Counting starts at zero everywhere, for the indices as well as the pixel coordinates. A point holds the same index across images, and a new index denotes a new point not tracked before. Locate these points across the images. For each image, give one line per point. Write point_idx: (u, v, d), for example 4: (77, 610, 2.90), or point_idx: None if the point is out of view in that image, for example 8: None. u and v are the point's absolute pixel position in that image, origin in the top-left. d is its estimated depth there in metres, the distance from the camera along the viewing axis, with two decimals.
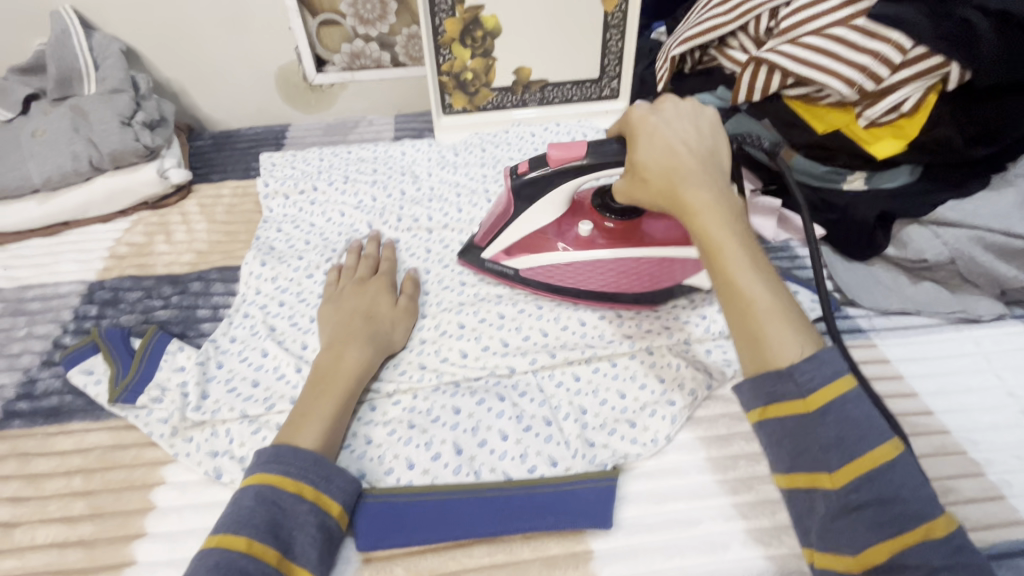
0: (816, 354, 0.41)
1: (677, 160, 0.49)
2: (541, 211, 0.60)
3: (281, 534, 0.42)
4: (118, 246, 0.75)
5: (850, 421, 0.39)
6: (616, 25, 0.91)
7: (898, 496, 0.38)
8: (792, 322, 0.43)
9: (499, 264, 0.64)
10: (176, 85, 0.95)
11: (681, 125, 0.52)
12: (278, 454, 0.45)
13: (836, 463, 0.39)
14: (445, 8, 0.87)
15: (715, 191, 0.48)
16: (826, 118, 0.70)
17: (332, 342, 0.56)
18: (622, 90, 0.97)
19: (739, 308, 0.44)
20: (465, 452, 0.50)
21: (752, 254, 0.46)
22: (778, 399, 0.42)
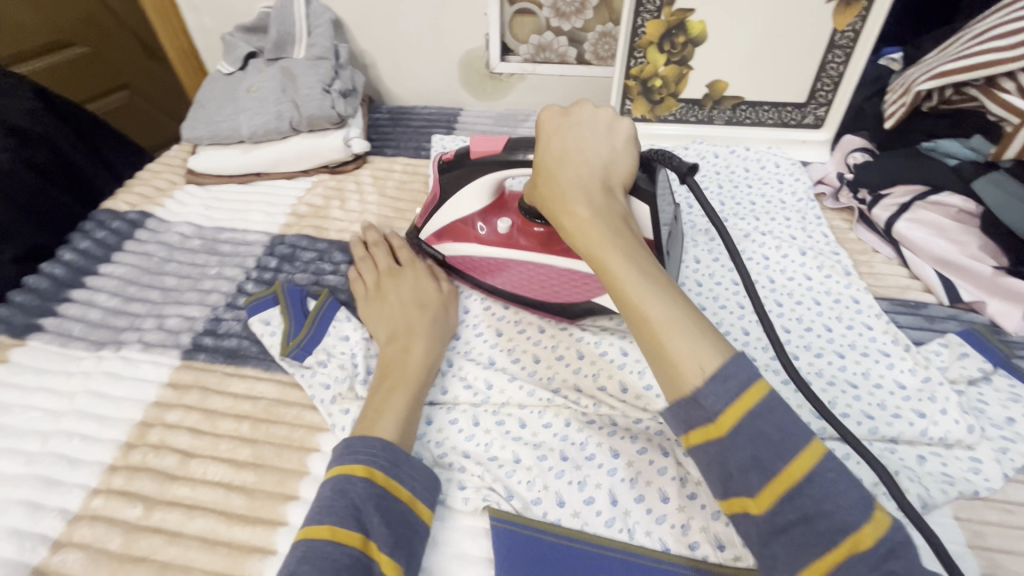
0: (718, 369, 0.35)
1: (567, 171, 0.48)
2: (466, 200, 0.60)
3: (363, 521, 0.41)
4: (300, 205, 0.80)
5: (761, 437, 0.33)
6: (842, 46, 0.79)
7: (821, 512, 0.32)
8: (688, 329, 0.37)
9: (432, 248, 0.65)
10: (369, 58, 1.00)
11: (575, 132, 0.51)
12: (377, 451, 0.44)
13: (757, 485, 0.33)
14: (651, 9, 0.81)
15: (597, 202, 0.46)
16: None
17: (393, 334, 0.56)
18: (828, 120, 0.85)
19: (633, 321, 0.39)
20: (620, 504, 0.46)
21: (644, 263, 0.41)
22: (693, 424, 0.35)
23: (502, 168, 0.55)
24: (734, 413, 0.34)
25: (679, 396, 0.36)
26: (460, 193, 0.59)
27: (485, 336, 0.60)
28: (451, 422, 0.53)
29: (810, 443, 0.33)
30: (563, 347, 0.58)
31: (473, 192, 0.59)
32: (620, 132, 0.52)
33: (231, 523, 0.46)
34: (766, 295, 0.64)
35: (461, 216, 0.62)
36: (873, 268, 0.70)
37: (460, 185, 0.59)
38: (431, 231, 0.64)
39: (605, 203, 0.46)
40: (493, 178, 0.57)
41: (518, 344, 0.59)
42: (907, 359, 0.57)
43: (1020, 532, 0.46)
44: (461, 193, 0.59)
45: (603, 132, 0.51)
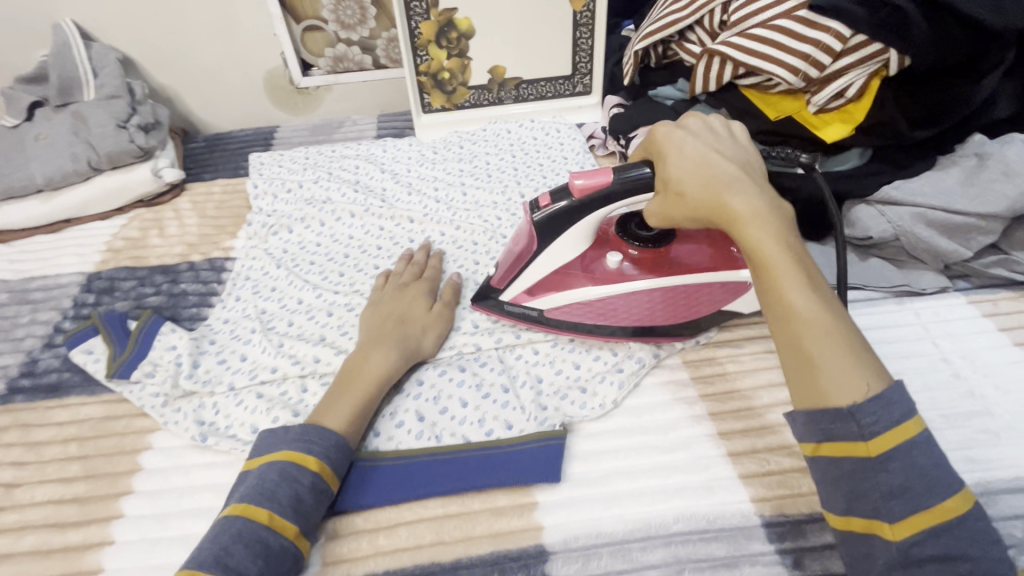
0: (883, 391, 0.40)
1: (715, 175, 0.49)
2: (568, 244, 0.56)
3: (300, 511, 0.45)
4: (115, 241, 0.81)
5: (917, 470, 0.38)
6: (584, 24, 0.95)
7: (965, 553, 0.36)
8: (852, 353, 0.41)
9: (521, 306, 0.59)
10: (171, 91, 1.01)
11: (720, 143, 0.53)
12: (330, 450, 0.48)
13: (900, 513, 0.38)
14: (421, 12, 0.92)
15: (753, 208, 0.48)
16: (779, 105, 0.74)
17: (366, 340, 0.57)
18: (593, 86, 1.01)
19: (796, 329, 0.43)
20: (427, 419, 0.54)
21: (810, 272, 0.46)
22: (836, 438, 0.41)
23: (614, 200, 0.52)
24: (887, 441, 0.39)
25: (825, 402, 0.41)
26: (563, 239, 0.55)
27: (315, 317, 0.66)
28: (282, 393, 0.58)
29: (966, 491, 0.38)
30: None
31: (572, 236, 0.55)
32: (748, 142, 0.54)
33: (64, 530, 0.49)
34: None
35: (563, 262, 0.57)
36: None
37: (564, 229, 0.54)
38: (519, 287, 0.59)
39: (771, 204, 0.49)
40: (596, 216, 0.54)
41: (345, 317, 0.66)
42: None
43: None
44: (563, 238, 0.55)
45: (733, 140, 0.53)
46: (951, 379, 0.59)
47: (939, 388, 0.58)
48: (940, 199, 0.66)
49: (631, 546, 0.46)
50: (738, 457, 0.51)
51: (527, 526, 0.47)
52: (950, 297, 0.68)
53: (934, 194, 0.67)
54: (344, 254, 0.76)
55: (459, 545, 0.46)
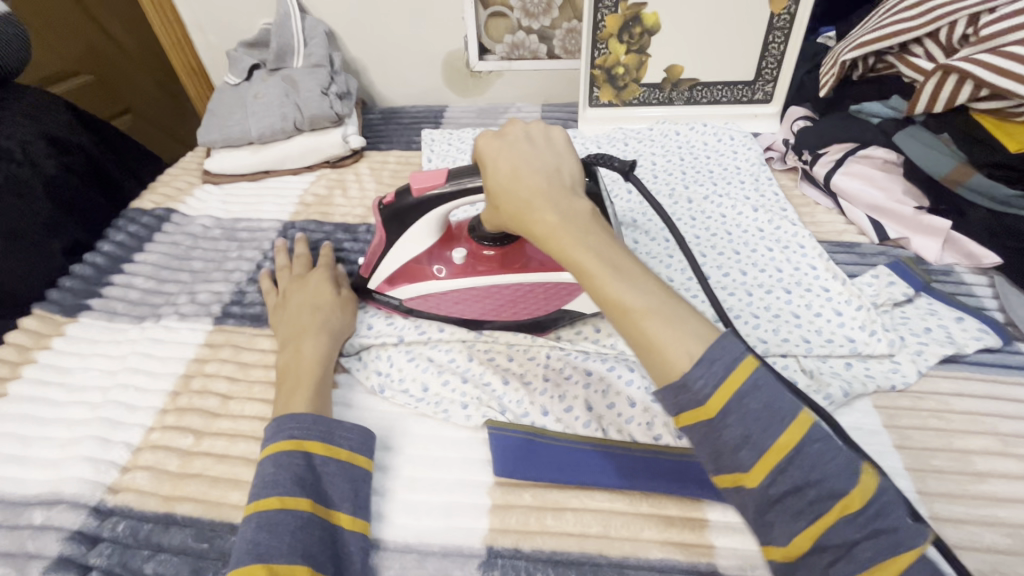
0: (704, 354, 0.38)
1: (522, 180, 0.47)
2: (414, 239, 0.61)
3: (305, 487, 0.46)
4: (306, 195, 0.89)
5: (751, 414, 0.37)
6: (780, 28, 0.89)
7: (811, 480, 0.36)
8: (672, 322, 0.39)
9: (385, 295, 0.64)
10: (361, 64, 1.10)
11: (519, 147, 0.50)
12: (310, 425, 0.50)
13: (749, 461, 0.37)
14: (609, 5, 0.91)
15: (563, 205, 0.46)
16: (1019, 137, 0.64)
17: (288, 341, 0.59)
18: (776, 95, 0.95)
19: (619, 321, 0.41)
20: (594, 410, 0.55)
21: (620, 259, 0.43)
22: (684, 409, 0.39)
23: (446, 201, 0.56)
24: (719, 398, 0.37)
25: (671, 384, 0.39)
26: (406, 235, 0.60)
27: None
28: (449, 360, 0.61)
29: (797, 417, 0.37)
30: None
31: (417, 231, 0.60)
32: (561, 136, 0.53)
33: None
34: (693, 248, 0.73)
35: (413, 257, 0.62)
36: (814, 218, 0.79)
37: (405, 227, 0.59)
38: (381, 277, 0.64)
39: (572, 201, 0.46)
40: (437, 212, 0.58)
41: None
42: (844, 292, 0.65)
43: (928, 412, 0.55)
44: (408, 234, 0.60)
45: (546, 142, 0.51)
46: None
47: None
48: None
49: None
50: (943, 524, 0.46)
51: (698, 541, 0.46)
52: None
53: None
54: None
55: (626, 543, 0.46)
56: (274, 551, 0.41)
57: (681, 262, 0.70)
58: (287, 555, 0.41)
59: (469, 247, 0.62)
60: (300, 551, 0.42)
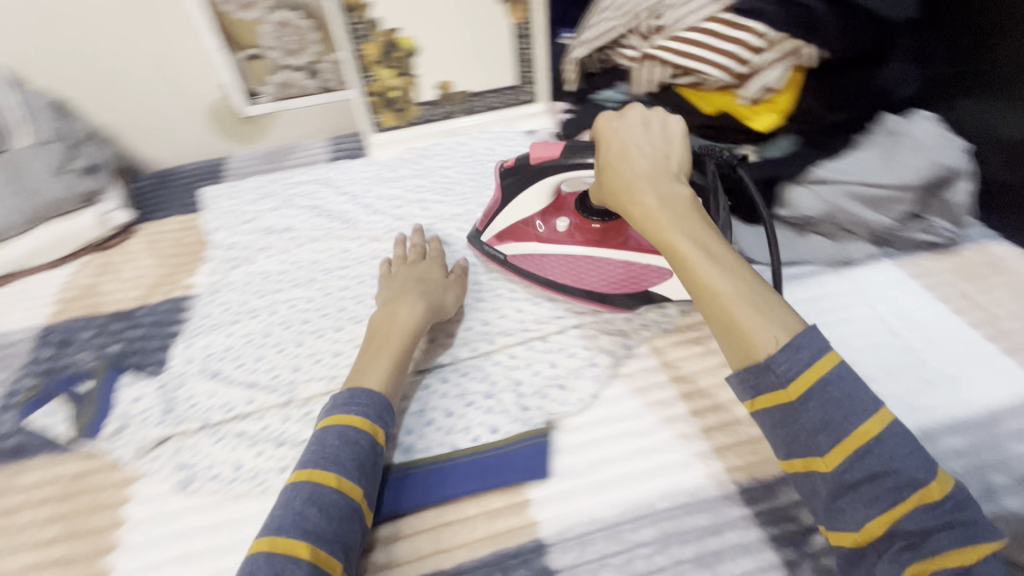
0: (791, 341, 0.41)
1: (630, 163, 0.53)
2: (528, 201, 0.64)
3: (364, 473, 0.47)
4: (66, 290, 0.78)
5: (832, 401, 0.39)
6: (525, 35, 0.99)
7: (890, 469, 0.37)
8: (760, 308, 0.43)
9: (492, 248, 0.70)
10: (110, 130, 0.98)
11: (637, 129, 0.55)
12: (382, 411, 0.51)
13: (827, 444, 0.39)
14: (364, 33, 0.93)
15: (662, 190, 0.51)
16: (712, 101, 0.80)
17: (388, 302, 0.61)
18: (540, 93, 1.05)
19: (706, 301, 0.45)
20: (414, 432, 0.55)
21: (712, 245, 0.47)
22: (762, 391, 0.42)
23: (560, 172, 0.59)
24: (805, 382, 0.40)
25: (756, 363, 0.42)
26: (519, 197, 0.64)
27: (285, 349, 0.66)
28: (262, 427, 0.58)
29: (880, 410, 0.39)
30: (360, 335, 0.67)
31: (529, 194, 0.63)
32: (677, 127, 0.56)
33: None
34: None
35: (522, 217, 0.67)
36: None
37: (517, 188, 0.63)
38: (492, 232, 0.69)
39: (673, 190, 0.51)
40: (550, 181, 0.61)
41: (318, 346, 0.66)
42: None
43: None
44: (522, 195, 0.64)
45: (671, 133, 0.55)
46: (889, 338, 0.65)
47: (879, 347, 0.64)
48: (863, 176, 0.72)
49: (622, 528, 0.48)
50: (713, 432, 0.54)
51: (523, 522, 0.49)
52: (880, 264, 0.74)
53: (858, 170, 0.72)
54: (309, 277, 0.76)
55: (459, 551, 0.48)
56: (323, 531, 0.42)
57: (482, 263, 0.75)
58: (331, 541, 0.42)
59: (573, 218, 0.65)
60: (342, 540, 0.43)
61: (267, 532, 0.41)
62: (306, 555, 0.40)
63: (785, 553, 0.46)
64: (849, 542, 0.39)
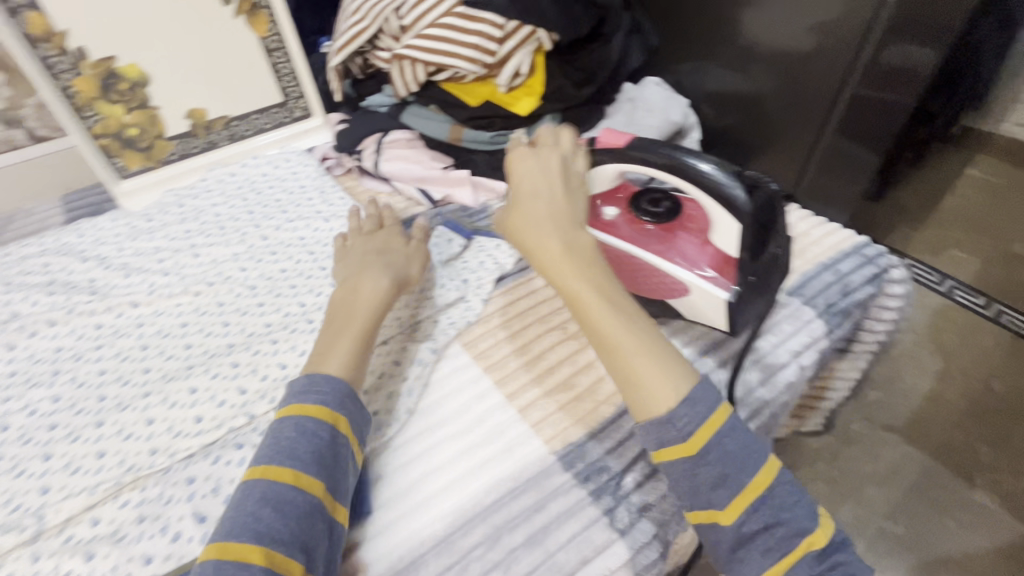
0: (689, 394, 0.43)
1: (540, 205, 0.54)
2: (590, 181, 0.65)
3: (326, 466, 0.44)
4: None
5: (731, 453, 0.42)
6: (277, 48, 0.91)
7: (780, 519, 0.41)
8: (660, 363, 0.45)
9: None
10: None
11: (546, 166, 0.57)
12: (344, 398, 0.48)
13: (726, 498, 0.41)
14: (67, 68, 0.78)
15: (567, 236, 0.52)
16: (474, 92, 0.81)
17: (345, 281, 0.59)
18: (312, 106, 0.98)
19: (606, 350, 0.46)
20: (209, 517, 0.48)
21: (612, 295, 0.49)
22: (666, 444, 0.43)
23: (613, 158, 0.61)
24: (704, 435, 0.42)
25: (650, 418, 0.44)
26: None
27: (26, 468, 0.53)
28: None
29: (770, 461, 0.43)
30: (128, 424, 0.56)
31: (593, 175, 0.64)
32: (579, 171, 0.60)
33: None
34: (282, 283, 0.71)
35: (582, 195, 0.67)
36: (381, 205, 0.85)
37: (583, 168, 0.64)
38: None
39: (576, 236, 0.52)
40: (612, 167, 0.62)
41: (72, 452, 0.54)
42: None
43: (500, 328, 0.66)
44: (584, 175, 0.64)
45: (570, 176, 0.58)
46: None
47: None
48: None
49: (453, 537, 0.47)
50: (526, 410, 0.56)
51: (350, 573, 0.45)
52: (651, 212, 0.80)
53: None
54: (52, 371, 0.62)
55: None
56: (278, 532, 0.39)
57: (273, 304, 0.69)
58: (287, 542, 0.39)
59: (624, 211, 0.65)
60: (301, 540, 0.39)
61: (217, 539, 0.39)
62: (257, 557, 0.37)
63: (602, 505, 0.48)
64: (671, 456, 0.43)
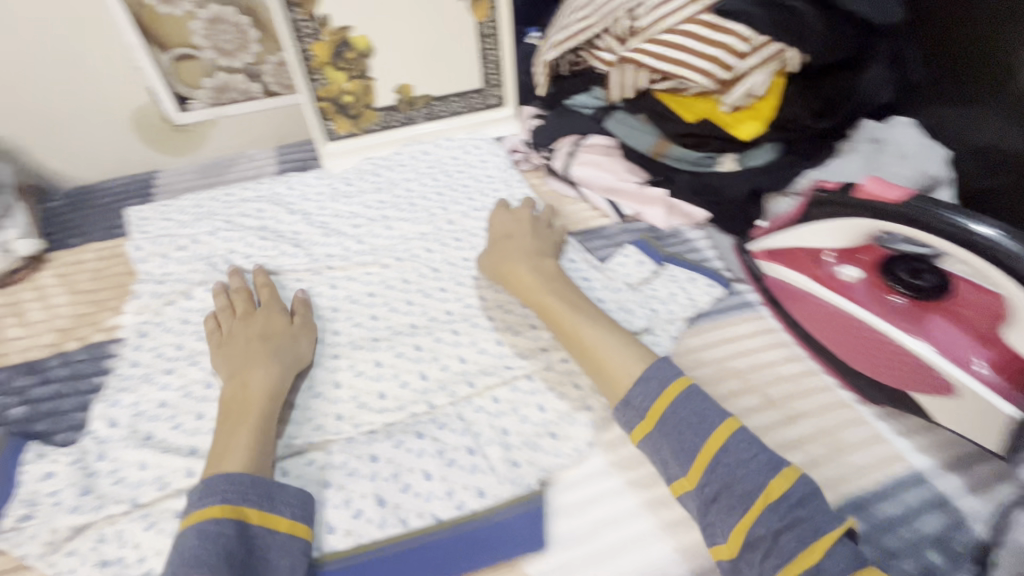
0: (641, 371, 0.50)
1: (514, 243, 0.67)
2: (833, 233, 0.57)
3: (239, 565, 0.40)
4: None
5: (685, 424, 0.46)
6: (490, 35, 0.91)
7: (737, 476, 0.43)
8: (615, 347, 0.53)
9: (755, 260, 0.66)
10: (10, 144, 0.85)
11: (511, 219, 0.71)
12: (246, 488, 0.44)
13: (686, 460, 0.45)
14: (311, 32, 0.83)
15: (535, 264, 0.64)
16: (693, 107, 0.75)
17: (234, 372, 0.55)
18: (507, 96, 0.98)
19: (576, 346, 0.55)
20: (388, 502, 0.48)
21: (575, 301, 0.59)
22: (633, 425, 0.48)
23: (878, 218, 0.52)
24: (657, 411, 0.47)
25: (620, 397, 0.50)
26: (821, 226, 0.58)
27: None
28: None
29: (725, 422, 0.45)
30: (319, 383, 0.58)
31: (840, 227, 0.56)
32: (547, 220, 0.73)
33: None
34: (464, 272, 0.71)
35: (816, 246, 0.59)
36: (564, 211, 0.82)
37: (829, 218, 0.57)
38: (765, 246, 0.64)
39: (543, 264, 0.64)
40: (870, 225, 0.54)
41: None
42: (601, 278, 0.68)
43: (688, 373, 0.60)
44: (827, 225, 0.57)
45: (540, 223, 0.71)
46: None
47: None
48: None
49: None
50: None
51: None
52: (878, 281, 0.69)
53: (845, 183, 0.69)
54: None
55: None
56: None
57: (454, 292, 0.68)
58: None
59: (869, 275, 0.57)
60: None
61: None
62: None
63: None
64: (643, 430, 0.47)
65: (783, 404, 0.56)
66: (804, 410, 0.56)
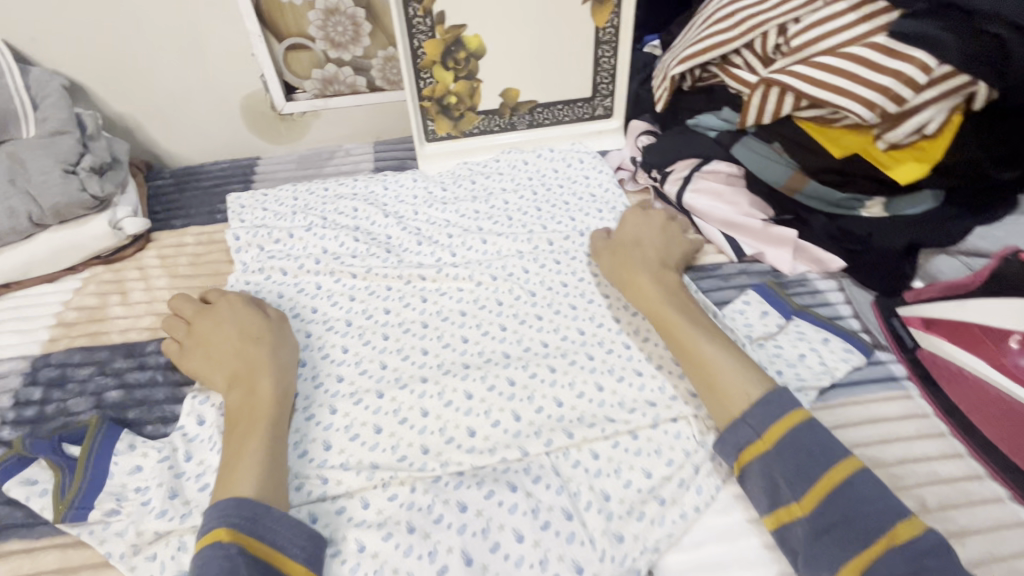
0: (764, 398, 0.47)
1: (635, 246, 0.64)
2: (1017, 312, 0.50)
3: None
4: (66, 311, 0.68)
5: (801, 449, 0.44)
6: (607, 41, 0.85)
7: (859, 511, 0.41)
8: (734, 370, 0.50)
9: (907, 329, 0.60)
10: (129, 120, 0.88)
11: (637, 220, 0.68)
12: (229, 508, 0.42)
13: (801, 489, 0.43)
14: (424, 29, 0.80)
15: (655, 270, 0.60)
16: (842, 140, 0.65)
17: (232, 382, 0.53)
18: (616, 108, 0.90)
19: (688, 359, 0.52)
20: (476, 561, 0.45)
21: (694, 314, 0.55)
22: (743, 448, 0.46)
23: None
24: (775, 434, 0.45)
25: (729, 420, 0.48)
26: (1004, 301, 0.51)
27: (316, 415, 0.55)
28: None
29: (845, 459, 0.43)
30: (406, 408, 0.55)
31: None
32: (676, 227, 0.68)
33: None
34: (562, 299, 0.65)
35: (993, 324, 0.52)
36: None
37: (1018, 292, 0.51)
38: (923, 314, 0.58)
39: (664, 271, 0.61)
40: None
41: (354, 416, 0.54)
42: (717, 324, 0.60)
43: None
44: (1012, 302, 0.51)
45: (665, 227, 0.67)
46: None
47: None
48: None
49: None
50: None
51: None
52: None
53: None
54: (346, 320, 0.64)
55: None
56: None
57: (552, 322, 0.62)
58: None
59: None
60: None
61: None
62: None
63: None
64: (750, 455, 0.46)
65: (938, 513, 0.47)
66: (967, 526, 0.47)
